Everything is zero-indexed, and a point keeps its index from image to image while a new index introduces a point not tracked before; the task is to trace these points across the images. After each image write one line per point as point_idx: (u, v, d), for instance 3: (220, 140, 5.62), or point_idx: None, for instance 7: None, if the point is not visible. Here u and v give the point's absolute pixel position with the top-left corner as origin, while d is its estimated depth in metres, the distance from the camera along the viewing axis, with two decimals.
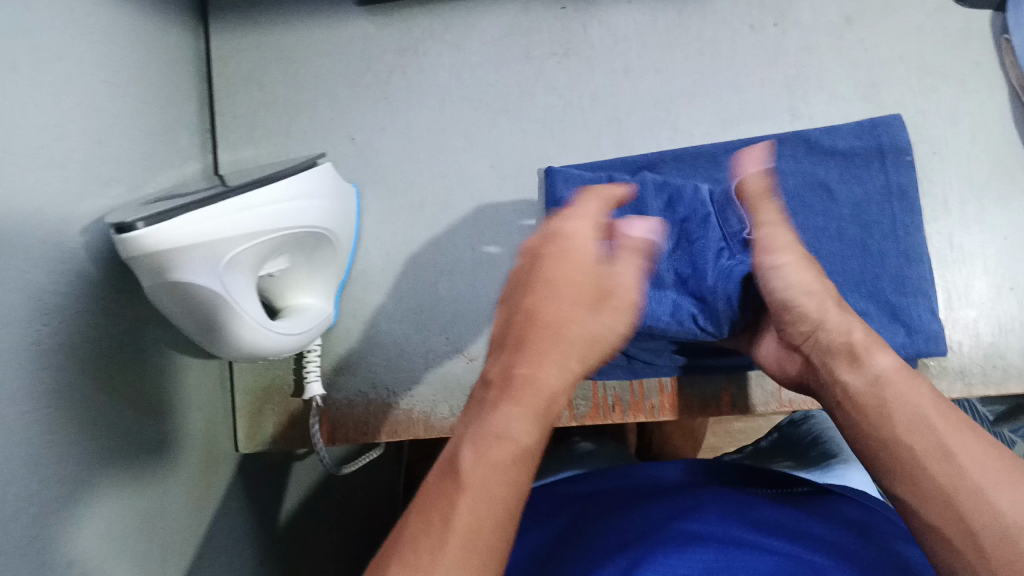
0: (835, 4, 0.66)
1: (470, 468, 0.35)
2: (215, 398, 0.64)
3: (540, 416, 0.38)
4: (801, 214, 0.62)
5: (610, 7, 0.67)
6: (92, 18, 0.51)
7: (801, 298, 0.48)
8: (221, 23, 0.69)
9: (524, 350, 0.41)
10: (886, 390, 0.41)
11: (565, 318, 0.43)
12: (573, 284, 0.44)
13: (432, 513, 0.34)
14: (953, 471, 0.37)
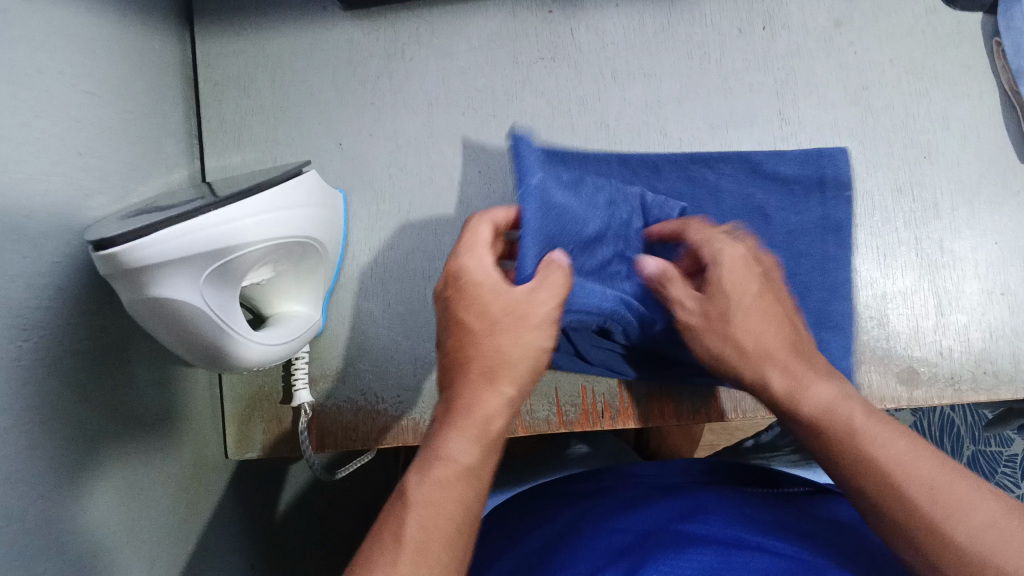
0: (824, 7, 0.65)
1: (417, 491, 0.42)
2: (202, 405, 0.64)
3: (476, 436, 0.45)
4: None
5: (597, 11, 0.66)
6: (73, 29, 0.51)
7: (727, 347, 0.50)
8: (208, 29, 0.68)
9: (464, 380, 0.47)
10: (825, 424, 0.46)
11: (490, 349, 0.48)
12: (481, 313, 0.49)
13: (385, 533, 0.40)
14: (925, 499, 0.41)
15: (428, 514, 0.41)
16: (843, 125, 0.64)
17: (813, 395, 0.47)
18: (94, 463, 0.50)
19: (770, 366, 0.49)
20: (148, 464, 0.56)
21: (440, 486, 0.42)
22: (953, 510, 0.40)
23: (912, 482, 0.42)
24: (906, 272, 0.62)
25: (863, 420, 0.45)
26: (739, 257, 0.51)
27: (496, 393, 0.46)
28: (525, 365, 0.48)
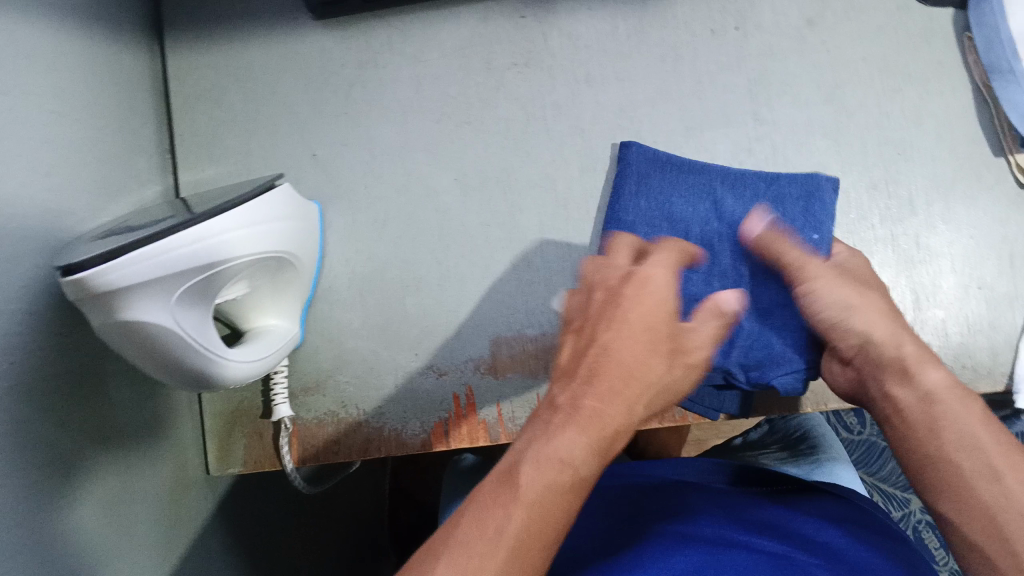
0: (796, 6, 0.65)
1: (529, 483, 0.35)
2: (182, 422, 0.63)
3: (600, 451, 0.38)
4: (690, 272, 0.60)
5: (569, 15, 0.66)
6: (38, 50, 0.51)
7: (840, 316, 0.51)
8: (178, 42, 0.68)
9: (595, 383, 0.40)
10: (936, 406, 0.45)
11: (646, 364, 0.41)
12: (648, 331, 0.42)
13: (487, 522, 0.34)
14: (997, 491, 0.41)
15: (539, 518, 0.35)
16: (818, 123, 0.64)
17: (930, 377, 0.46)
18: (71, 486, 0.49)
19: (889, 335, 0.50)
20: (127, 484, 0.55)
21: (560, 497, 0.36)
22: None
23: (1016, 480, 0.41)
24: (885, 269, 0.62)
25: (973, 410, 0.44)
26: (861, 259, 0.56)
27: (632, 409, 0.40)
28: (660, 397, 0.42)
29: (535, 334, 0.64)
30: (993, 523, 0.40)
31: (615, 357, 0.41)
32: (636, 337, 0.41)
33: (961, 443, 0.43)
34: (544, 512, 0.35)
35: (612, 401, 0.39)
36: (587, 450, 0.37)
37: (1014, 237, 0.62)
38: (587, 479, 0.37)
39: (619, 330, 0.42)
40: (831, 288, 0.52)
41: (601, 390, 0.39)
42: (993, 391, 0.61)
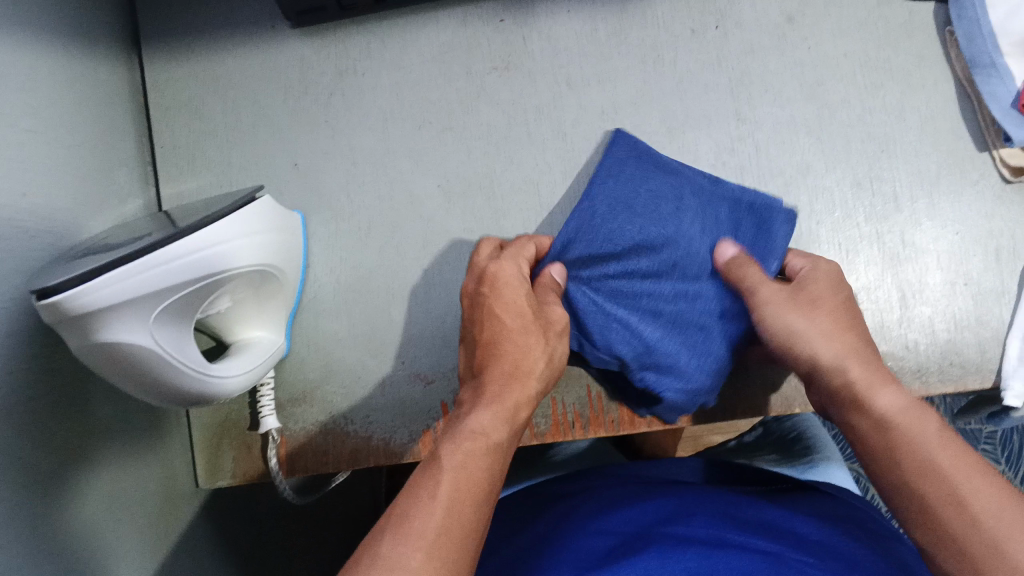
0: (776, 3, 0.65)
1: (451, 455, 0.43)
2: (168, 436, 0.63)
3: (506, 419, 0.47)
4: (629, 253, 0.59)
5: (549, 18, 0.66)
6: (10, 68, 0.50)
7: (791, 344, 0.52)
8: (156, 55, 0.67)
9: (491, 379, 0.50)
10: (892, 431, 0.46)
11: (516, 344, 0.52)
12: (514, 313, 0.54)
13: (421, 489, 0.41)
14: (966, 518, 0.41)
15: (462, 476, 0.42)
16: (800, 122, 0.64)
17: (884, 398, 0.48)
18: (59, 510, 0.49)
19: (850, 360, 0.50)
20: (114, 501, 0.55)
21: (479, 458, 0.43)
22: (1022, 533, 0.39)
23: (978, 500, 0.41)
24: (871, 267, 0.62)
25: (928, 429, 0.45)
26: (833, 272, 0.56)
27: (525, 388, 0.50)
28: (547, 371, 0.53)
29: None
30: (965, 552, 0.41)
31: (488, 358, 0.52)
32: (501, 330, 0.53)
33: (926, 466, 0.44)
34: (462, 472, 0.42)
35: (499, 378, 0.50)
36: (489, 413, 0.47)
37: (999, 231, 0.62)
38: (496, 437, 0.46)
39: (486, 339, 0.53)
40: (776, 316, 0.53)
41: (487, 376, 0.51)
42: (982, 387, 0.60)
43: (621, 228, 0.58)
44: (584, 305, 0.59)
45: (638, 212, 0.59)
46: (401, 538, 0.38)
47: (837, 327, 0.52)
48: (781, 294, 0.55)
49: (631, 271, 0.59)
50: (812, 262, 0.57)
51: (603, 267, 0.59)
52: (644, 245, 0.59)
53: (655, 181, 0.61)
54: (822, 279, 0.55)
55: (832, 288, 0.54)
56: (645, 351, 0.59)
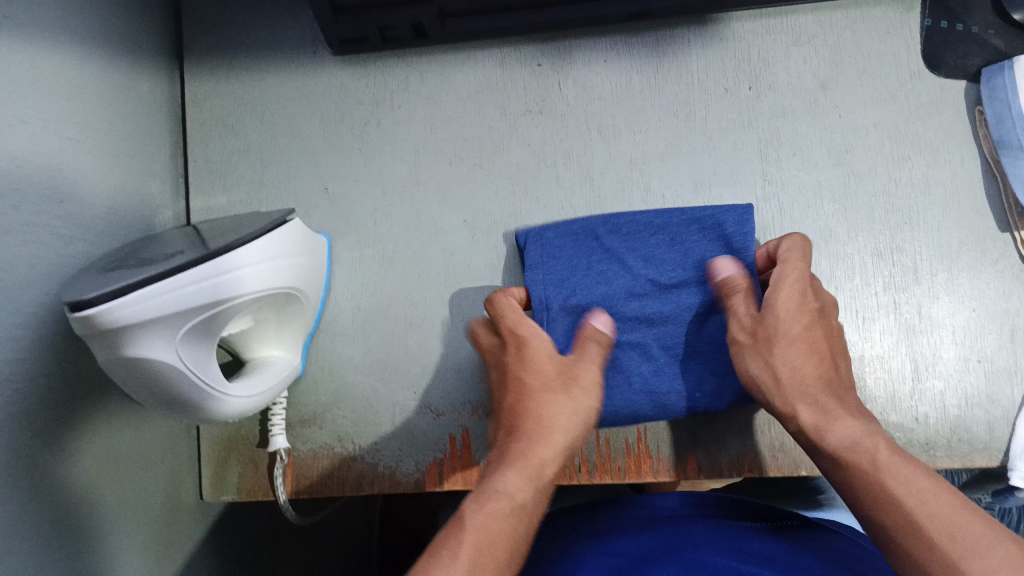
0: (811, 69, 0.66)
1: (470, 520, 0.45)
2: (178, 446, 0.64)
3: (531, 479, 0.48)
4: (619, 291, 0.60)
5: (585, 66, 0.67)
6: (55, 78, 0.51)
7: (762, 374, 0.53)
8: (197, 71, 0.69)
9: (517, 439, 0.51)
10: (859, 450, 0.47)
11: (543, 403, 0.52)
12: (539, 372, 0.54)
13: (438, 553, 0.42)
14: (926, 542, 0.41)
15: (483, 538, 0.43)
16: (827, 188, 0.65)
17: (836, 433, 0.48)
18: (69, 518, 0.50)
19: (802, 399, 0.51)
20: (121, 510, 0.55)
21: (499, 518, 0.45)
22: (971, 552, 0.40)
23: (934, 522, 0.42)
24: (885, 337, 0.62)
25: (888, 455, 0.46)
26: (799, 286, 0.54)
27: (553, 444, 0.51)
28: (579, 421, 0.53)
29: None
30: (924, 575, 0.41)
31: (518, 415, 0.53)
32: (529, 389, 0.54)
33: (896, 489, 0.44)
34: (470, 532, 0.44)
35: (522, 438, 0.51)
36: (513, 474, 0.48)
37: (1016, 312, 0.62)
38: (522, 499, 0.47)
39: (515, 399, 0.54)
40: (748, 356, 0.54)
41: (512, 439, 0.51)
42: (988, 466, 0.60)
43: (649, 264, 0.61)
44: (578, 275, 0.61)
45: (676, 263, 0.60)
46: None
47: (792, 365, 0.52)
48: (745, 328, 0.55)
49: (627, 295, 0.60)
50: (782, 273, 0.55)
51: (611, 274, 0.61)
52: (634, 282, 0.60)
53: (707, 253, 0.60)
54: (781, 307, 0.54)
55: (793, 314, 0.54)
56: (647, 381, 0.59)
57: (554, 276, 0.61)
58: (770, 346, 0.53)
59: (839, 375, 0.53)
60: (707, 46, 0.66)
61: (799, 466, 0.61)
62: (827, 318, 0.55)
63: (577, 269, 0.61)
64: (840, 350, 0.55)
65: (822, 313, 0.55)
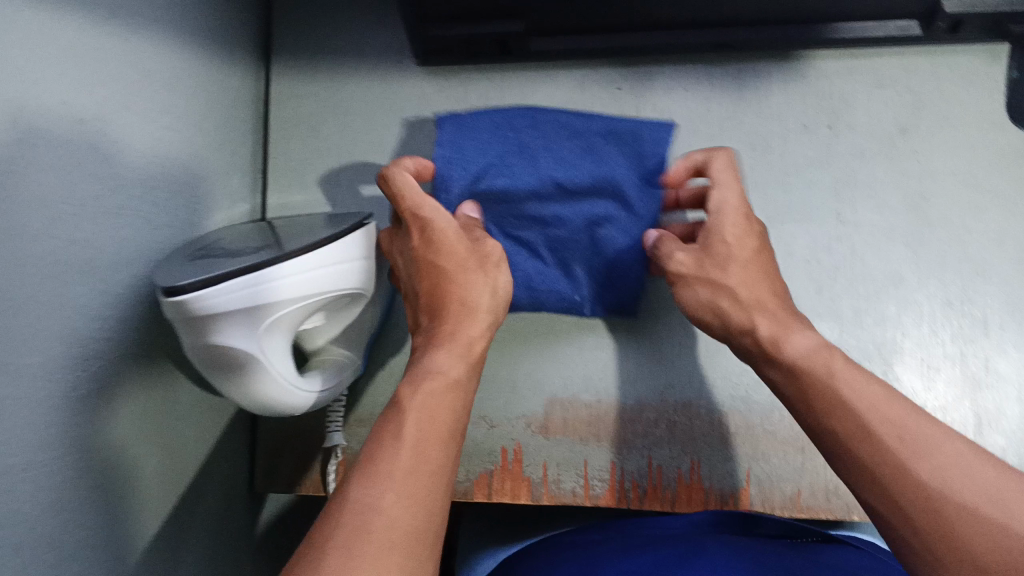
0: (892, 112, 0.66)
1: (412, 397, 0.44)
2: (237, 434, 0.65)
3: (462, 355, 0.47)
4: (527, 186, 0.61)
5: (664, 92, 0.67)
6: (154, 66, 0.52)
7: (716, 297, 0.54)
8: (282, 69, 0.70)
9: (442, 319, 0.49)
10: (814, 359, 0.48)
11: (460, 284, 0.51)
12: (451, 254, 0.51)
13: (388, 432, 0.42)
14: (892, 450, 0.42)
15: (426, 416, 0.43)
16: (899, 232, 0.64)
17: (792, 345, 0.49)
18: (134, 495, 0.51)
19: (759, 312, 0.52)
20: (179, 493, 0.56)
21: (439, 396, 0.44)
22: (935, 456, 0.41)
23: (908, 428, 0.42)
24: (950, 387, 0.62)
25: (846, 368, 0.46)
26: (738, 207, 0.55)
27: (477, 325, 0.50)
28: (495, 301, 0.52)
29: (591, 400, 0.65)
30: (891, 485, 0.41)
31: (428, 303, 0.51)
32: (439, 268, 0.51)
33: (856, 397, 0.45)
34: (413, 410, 0.43)
35: (448, 318, 0.49)
36: (433, 352, 0.47)
37: None
38: (450, 371, 0.46)
39: (420, 287, 0.52)
40: (697, 286, 0.55)
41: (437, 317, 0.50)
42: None
43: (559, 166, 0.61)
44: (488, 164, 0.61)
45: (588, 170, 0.61)
46: (371, 471, 0.39)
47: (745, 284, 0.53)
48: (689, 261, 0.55)
49: (531, 193, 0.61)
50: (718, 196, 0.55)
51: (516, 167, 0.61)
52: (542, 178, 0.61)
53: (617, 164, 0.61)
54: (731, 232, 0.54)
55: (748, 241, 0.54)
56: (537, 280, 0.63)
57: (462, 161, 0.61)
58: (725, 270, 0.54)
59: (786, 296, 0.54)
60: (790, 80, 0.66)
61: (851, 511, 0.61)
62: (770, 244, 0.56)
63: (484, 154, 0.61)
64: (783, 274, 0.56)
65: (767, 240, 0.56)
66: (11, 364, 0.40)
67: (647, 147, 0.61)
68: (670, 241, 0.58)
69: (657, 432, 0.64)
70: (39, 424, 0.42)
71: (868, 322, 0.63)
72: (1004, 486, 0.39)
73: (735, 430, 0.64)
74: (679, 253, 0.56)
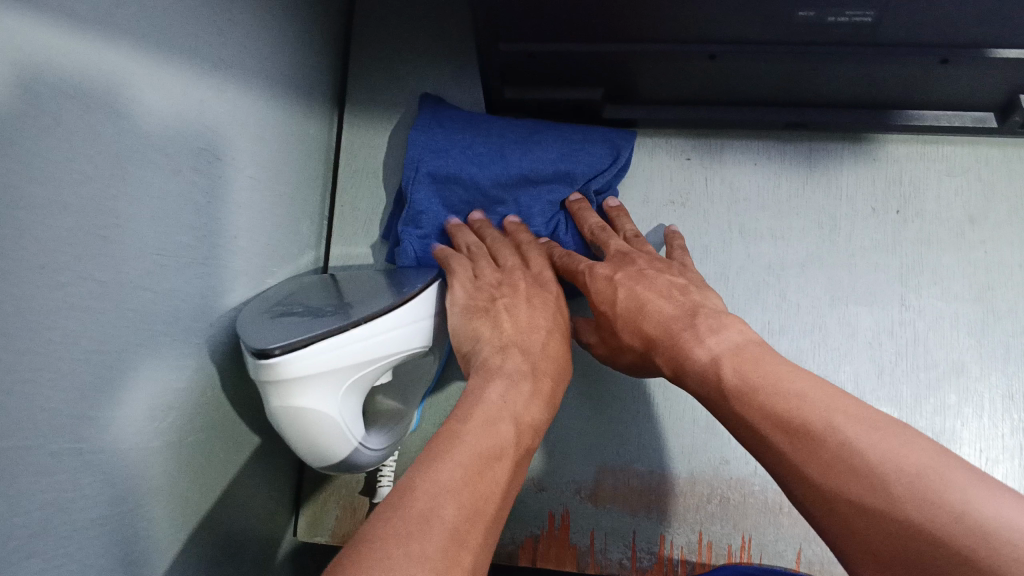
0: (961, 202, 0.66)
1: (507, 438, 0.43)
2: (282, 481, 0.64)
3: (543, 413, 0.47)
4: (491, 170, 0.62)
5: (733, 167, 0.69)
6: (250, 119, 0.54)
7: (625, 340, 0.53)
8: (357, 121, 0.71)
9: (540, 366, 0.50)
10: (720, 368, 0.45)
11: (559, 348, 0.52)
12: (560, 320, 0.54)
13: (479, 466, 0.40)
14: (811, 447, 0.38)
15: (508, 472, 0.42)
16: (963, 321, 0.64)
17: (693, 360, 0.46)
18: (193, 546, 0.50)
19: (659, 343, 0.50)
20: (232, 543, 0.55)
21: (518, 451, 0.43)
22: (859, 432, 0.37)
23: (834, 413, 0.38)
24: (1009, 480, 0.60)
25: (756, 364, 0.43)
26: (603, 271, 0.55)
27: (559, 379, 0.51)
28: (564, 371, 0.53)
29: (644, 470, 0.65)
30: (825, 486, 0.37)
31: (523, 338, 0.51)
32: (540, 309, 0.54)
33: (776, 397, 0.41)
34: (501, 446, 0.42)
35: (551, 369, 0.50)
36: (530, 397, 0.47)
37: None
38: (534, 419, 0.46)
39: (524, 321, 0.52)
40: (614, 351, 0.55)
41: (538, 359, 0.50)
42: None
43: (526, 158, 0.63)
44: (455, 151, 0.63)
45: (552, 161, 0.63)
46: (444, 492, 0.37)
47: (632, 329, 0.52)
48: (602, 345, 0.57)
49: (493, 180, 0.62)
50: (586, 273, 0.56)
51: (485, 157, 0.63)
52: (507, 166, 0.62)
53: (580, 159, 0.63)
54: (598, 288, 0.55)
55: (607, 292, 0.54)
56: None
57: (435, 144, 0.63)
58: (614, 329, 0.53)
59: (682, 303, 0.51)
60: (859, 164, 0.68)
61: None
62: (643, 274, 0.54)
63: (451, 146, 0.63)
64: (673, 286, 0.53)
65: (635, 273, 0.54)
66: (101, 413, 0.40)
67: (606, 144, 0.64)
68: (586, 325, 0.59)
69: (708, 507, 0.63)
70: (118, 473, 0.41)
71: (928, 409, 0.62)
72: (894, 457, 0.35)
73: (788, 510, 0.62)
74: (592, 336, 0.58)
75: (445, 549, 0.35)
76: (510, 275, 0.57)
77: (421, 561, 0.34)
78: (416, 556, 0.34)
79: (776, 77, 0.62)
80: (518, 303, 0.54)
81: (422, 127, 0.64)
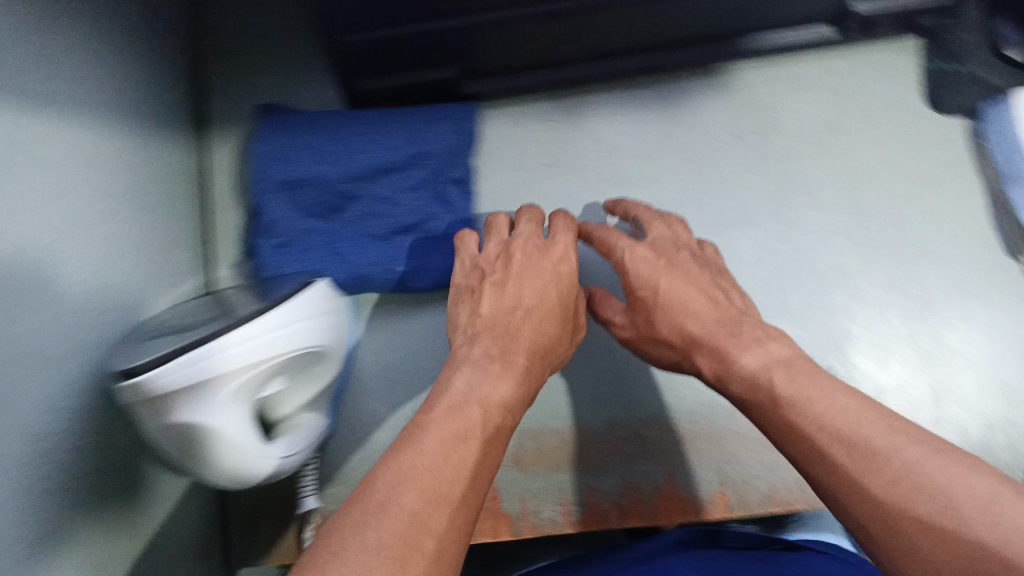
0: (819, 113, 0.69)
1: (481, 428, 0.41)
2: (203, 510, 0.64)
3: (514, 389, 0.46)
4: (339, 164, 0.64)
5: (596, 119, 0.70)
6: (103, 154, 0.53)
7: (666, 336, 0.52)
8: (219, 139, 0.71)
9: (513, 345, 0.49)
10: (775, 370, 0.44)
11: (538, 327, 0.51)
12: (563, 291, 0.53)
13: (449, 452, 0.38)
14: (879, 462, 0.37)
15: (483, 459, 0.40)
16: (838, 225, 0.66)
17: (746, 360, 0.46)
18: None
19: (701, 345, 0.50)
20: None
21: (494, 434, 0.42)
22: (925, 461, 0.36)
23: (904, 444, 0.37)
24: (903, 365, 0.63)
25: (825, 377, 0.42)
26: (646, 256, 0.54)
27: (532, 351, 0.49)
28: (546, 353, 0.51)
29: (559, 427, 0.66)
30: (881, 502, 0.36)
31: (501, 320, 0.51)
32: (545, 280, 0.53)
33: (825, 412, 0.40)
34: (467, 428, 0.40)
35: (519, 348, 0.49)
36: (499, 375, 0.46)
37: None
38: (505, 395, 0.44)
39: (506, 301, 0.52)
40: (644, 340, 0.54)
41: (513, 341, 0.49)
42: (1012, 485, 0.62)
43: (371, 148, 0.64)
44: (297, 153, 0.63)
45: (397, 147, 0.65)
46: (407, 478, 0.36)
47: (674, 327, 0.51)
48: (626, 326, 0.56)
49: (343, 174, 0.64)
50: (621, 258, 0.55)
51: (331, 155, 0.64)
52: (353, 158, 0.64)
53: (424, 141, 0.66)
54: (640, 272, 0.54)
55: (650, 279, 0.53)
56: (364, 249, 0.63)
57: (280, 151, 0.63)
58: (652, 324, 0.53)
59: (725, 310, 0.51)
60: (716, 95, 0.70)
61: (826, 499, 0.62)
62: (687, 267, 0.54)
63: (296, 149, 0.64)
64: (716, 288, 0.53)
65: (677, 264, 0.54)
66: None
67: (447, 123, 0.67)
68: (609, 305, 0.58)
69: (630, 450, 0.65)
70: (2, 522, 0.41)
71: (819, 313, 0.65)
72: (960, 482, 0.35)
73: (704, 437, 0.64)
74: (616, 317, 0.57)
75: (405, 533, 0.33)
76: (515, 244, 0.56)
77: (379, 551, 0.32)
78: (372, 545, 0.32)
79: (624, 24, 0.63)
80: (514, 278, 0.53)
81: (264, 137, 0.64)
